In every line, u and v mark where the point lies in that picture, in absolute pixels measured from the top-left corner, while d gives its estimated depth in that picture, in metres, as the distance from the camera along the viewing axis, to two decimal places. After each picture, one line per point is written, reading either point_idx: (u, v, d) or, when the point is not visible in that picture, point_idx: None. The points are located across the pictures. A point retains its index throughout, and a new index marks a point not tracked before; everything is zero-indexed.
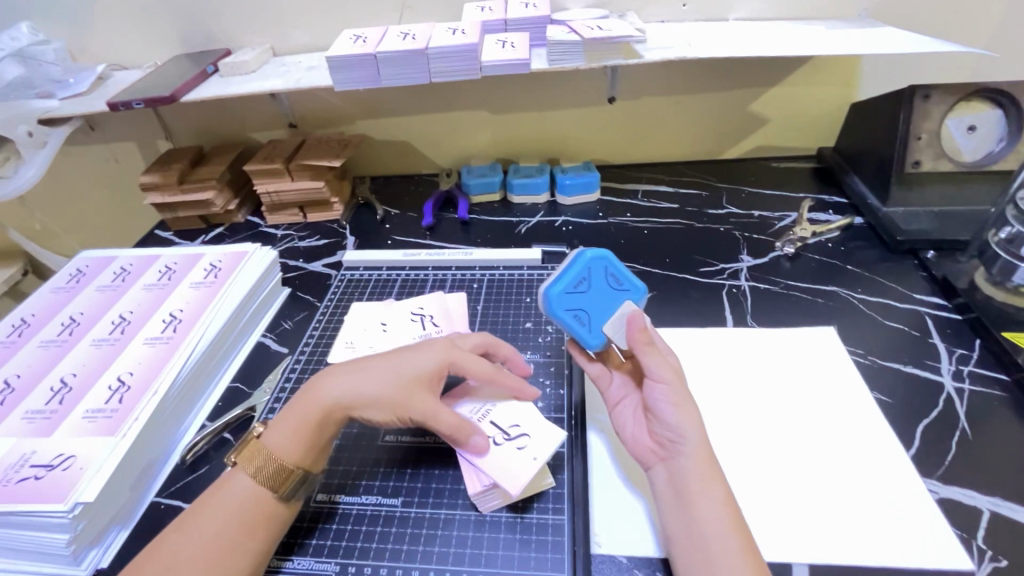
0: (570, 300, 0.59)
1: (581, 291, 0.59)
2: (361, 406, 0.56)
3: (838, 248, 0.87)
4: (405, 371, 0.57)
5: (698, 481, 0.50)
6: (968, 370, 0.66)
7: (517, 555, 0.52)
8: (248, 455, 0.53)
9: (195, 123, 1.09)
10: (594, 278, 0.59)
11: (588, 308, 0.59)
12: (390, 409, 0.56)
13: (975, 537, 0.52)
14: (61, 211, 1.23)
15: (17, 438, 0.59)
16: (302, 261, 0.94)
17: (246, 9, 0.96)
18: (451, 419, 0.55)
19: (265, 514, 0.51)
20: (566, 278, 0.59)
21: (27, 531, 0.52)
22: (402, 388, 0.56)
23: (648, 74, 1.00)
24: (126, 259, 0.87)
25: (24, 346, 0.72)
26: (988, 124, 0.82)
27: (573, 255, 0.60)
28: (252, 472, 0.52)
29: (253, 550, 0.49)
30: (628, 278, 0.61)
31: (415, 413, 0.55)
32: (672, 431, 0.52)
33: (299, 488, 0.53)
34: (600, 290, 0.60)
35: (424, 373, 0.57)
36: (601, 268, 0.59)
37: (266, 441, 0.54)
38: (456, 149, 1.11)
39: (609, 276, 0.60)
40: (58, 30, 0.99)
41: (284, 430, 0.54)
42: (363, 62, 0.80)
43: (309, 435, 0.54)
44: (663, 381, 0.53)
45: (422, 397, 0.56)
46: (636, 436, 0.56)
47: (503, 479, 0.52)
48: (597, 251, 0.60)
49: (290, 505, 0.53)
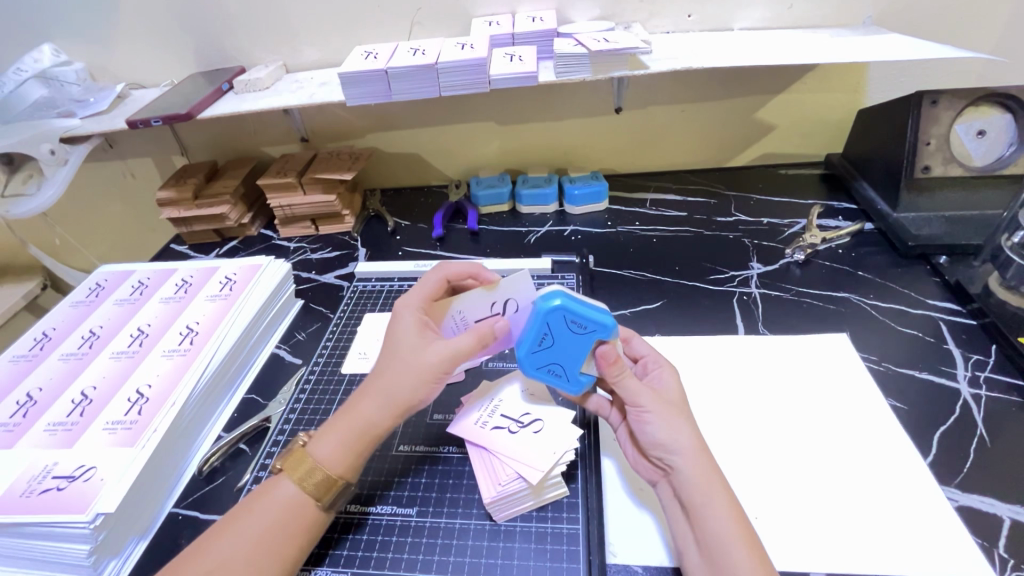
0: (539, 356, 0.56)
1: (547, 346, 0.55)
2: (391, 391, 0.55)
3: (848, 254, 0.87)
4: (406, 335, 0.57)
5: (696, 494, 0.49)
6: (984, 376, 0.66)
7: (533, 564, 0.52)
8: (293, 463, 0.53)
9: (209, 140, 1.11)
10: (555, 330, 0.54)
11: (560, 360, 0.56)
12: (416, 372, 0.55)
13: (996, 546, 0.51)
14: (78, 227, 1.26)
15: (39, 449, 0.61)
16: (314, 273, 0.96)
17: (260, 28, 0.98)
18: (469, 342, 0.56)
19: (305, 522, 0.51)
20: (527, 338, 0.55)
21: (49, 541, 0.53)
22: (402, 353, 0.56)
23: (654, 85, 1.00)
24: (144, 273, 0.89)
25: (46, 359, 0.74)
26: (997, 129, 0.81)
27: (532, 305, 0.55)
28: (299, 480, 0.52)
29: (287, 556, 0.49)
30: (593, 317, 0.54)
31: (432, 361, 0.55)
32: (660, 447, 0.52)
33: (341, 496, 0.54)
34: (565, 338, 0.55)
35: (411, 330, 0.58)
36: (559, 317, 0.54)
37: (313, 450, 0.54)
38: (465, 160, 1.12)
39: (570, 323, 0.54)
40: (80, 53, 1.02)
41: (334, 443, 0.54)
42: (374, 78, 0.82)
43: (353, 443, 0.54)
44: (642, 405, 0.53)
45: (426, 349, 0.56)
46: (635, 454, 0.57)
47: (526, 467, 0.54)
48: (551, 300, 0.54)
49: (328, 513, 0.53)
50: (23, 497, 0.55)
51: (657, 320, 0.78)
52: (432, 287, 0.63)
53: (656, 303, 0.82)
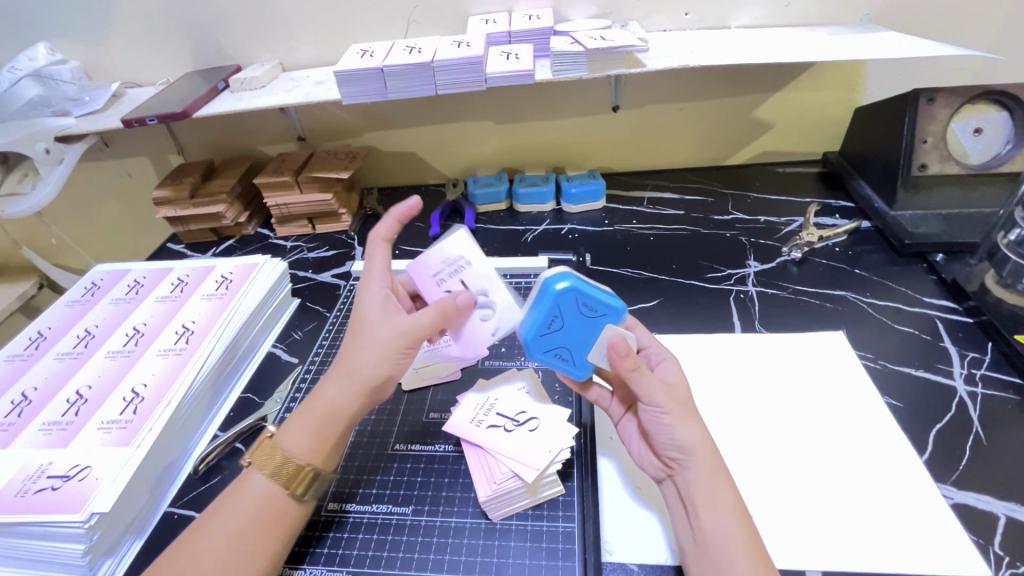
0: (546, 340, 0.55)
1: (556, 329, 0.55)
2: (356, 371, 0.54)
3: (845, 252, 0.87)
4: (365, 314, 0.56)
5: (703, 494, 0.49)
6: (980, 374, 0.66)
7: (528, 562, 0.52)
8: (262, 456, 0.53)
9: (206, 139, 1.11)
10: (566, 312, 0.54)
11: (567, 343, 0.56)
12: (383, 348, 0.54)
13: (992, 543, 0.51)
14: (74, 226, 1.25)
15: (34, 449, 0.61)
16: (311, 272, 0.96)
17: (256, 26, 0.98)
18: (430, 315, 0.54)
19: (283, 515, 0.51)
20: (536, 320, 0.54)
21: (43, 541, 0.53)
22: (368, 329, 0.55)
23: (651, 84, 1.00)
24: (139, 272, 0.89)
25: (40, 359, 0.73)
26: (994, 126, 0.81)
27: (540, 287, 0.54)
28: (270, 472, 0.52)
29: (267, 551, 0.49)
30: (603, 301, 0.54)
31: (399, 337, 0.54)
32: (675, 447, 0.52)
33: (314, 483, 0.53)
34: (575, 321, 0.55)
35: (377, 306, 0.57)
36: (571, 299, 0.54)
37: (280, 442, 0.54)
38: (462, 159, 1.12)
39: (581, 306, 0.54)
40: (75, 52, 1.01)
41: (301, 432, 0.54)
42: (370, 76, 0.82)
43: (320, 429, 0.54)
44: (658, 405, 0.52)
45: (393, 324, 0.55)
46: (641, 452, 0.57)
47: (520, 465, 0.54)
48: (563, 283, 0.53)
49: (305, 502, 0.53)
50: (17, 497, 0.55)
51: (654, 319, 0.78)
52: (381, 261, 0.58)
53: (653, 301, 0.82)
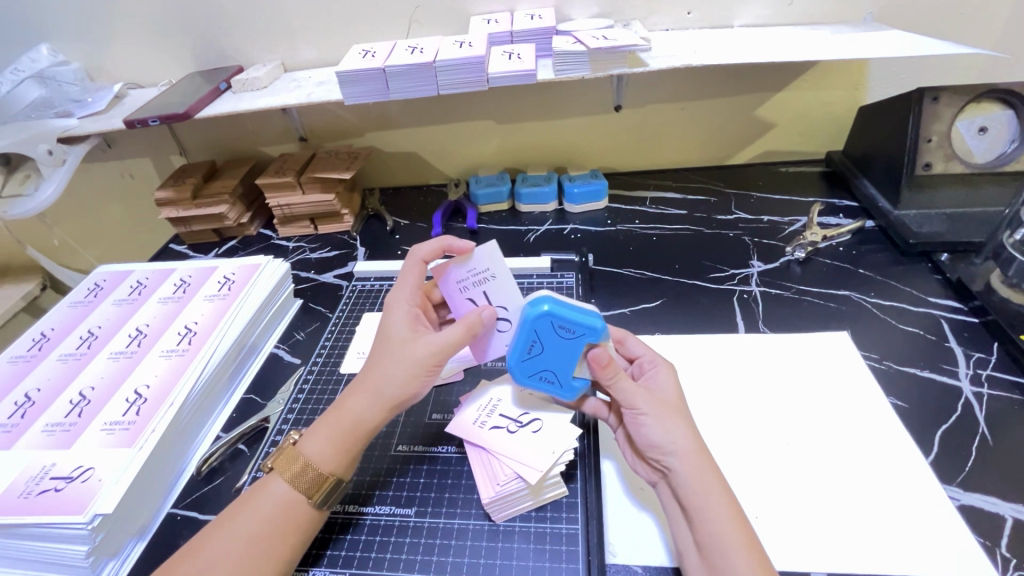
0: (529, 364, 0.56)
1: (537, 353, 0.55)
2: (382, 386, 0.55)
3: (849, 252, 0.86)
4: (394, 331, 0.57)
5: (695, 496, 0.49)
6: (986, 374, 0.65)
7: (532, 564, 0.52)
8: (283, 462, 0.53)
9: (208, 140, 1.11)
10: (544, 336, 0.54)
11: (551, 366, 0.56)
12: (408, 365, 0.55)
13: (999, 545, 0.50)
14: (77, 228, 1.26)
15: (37, 451, 0.61)
16: (313, 273, 0.96)
17: (258, 27, 0.98)
18: (458, 332, 0.56)
19: (296, 521, 0.51)
20: (516, 345, 0.55)
21: (47, 542, 0.53)
22: (395, 345, 0.56)
23: (652, 84, 1.00)
24: (142, 273, 0.89)
25: (43, 360, 0.73)
26: (999, 125, 0.81)
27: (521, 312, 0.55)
28: (290, 479, 0.52)
29: (280, 554, 0.49)
30: (580, 322, 0.53)
31: (424, 354, 0.55)
32: (658, 448, 0.52)
33: (333, 493, 0.53)
34: (555, 345, 0.55)
35: (404, 324, 0.58)
36: (546, 323, 0.54)
37: (302, 449, 0.54)
38: (464, 159, 1.12)
39: (558, 329, 0.54)
40: (77, 54, 1.01)
41: (325, 441, 0.54)
42: (372, 77, 0.82)
43: (344, 441, 0.54)
44: (638, 407, 0.53)
45: (419, 341, 0.56)
46: (633, 457, 0.57)
47: (525, 466, 0.53)
48: (537, 308, 0.54)
49: (323, 511, 0.53)
50: (21, 498, 0.55)
51: (657, 319, 0.78)
52: (411, 282, 0.61)
53: (656, 302, 0.81)
